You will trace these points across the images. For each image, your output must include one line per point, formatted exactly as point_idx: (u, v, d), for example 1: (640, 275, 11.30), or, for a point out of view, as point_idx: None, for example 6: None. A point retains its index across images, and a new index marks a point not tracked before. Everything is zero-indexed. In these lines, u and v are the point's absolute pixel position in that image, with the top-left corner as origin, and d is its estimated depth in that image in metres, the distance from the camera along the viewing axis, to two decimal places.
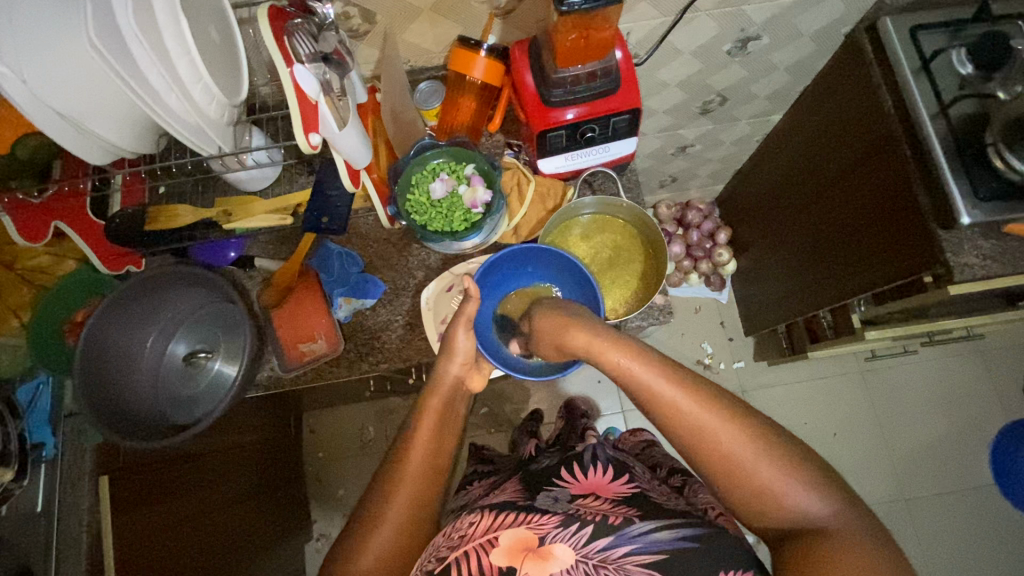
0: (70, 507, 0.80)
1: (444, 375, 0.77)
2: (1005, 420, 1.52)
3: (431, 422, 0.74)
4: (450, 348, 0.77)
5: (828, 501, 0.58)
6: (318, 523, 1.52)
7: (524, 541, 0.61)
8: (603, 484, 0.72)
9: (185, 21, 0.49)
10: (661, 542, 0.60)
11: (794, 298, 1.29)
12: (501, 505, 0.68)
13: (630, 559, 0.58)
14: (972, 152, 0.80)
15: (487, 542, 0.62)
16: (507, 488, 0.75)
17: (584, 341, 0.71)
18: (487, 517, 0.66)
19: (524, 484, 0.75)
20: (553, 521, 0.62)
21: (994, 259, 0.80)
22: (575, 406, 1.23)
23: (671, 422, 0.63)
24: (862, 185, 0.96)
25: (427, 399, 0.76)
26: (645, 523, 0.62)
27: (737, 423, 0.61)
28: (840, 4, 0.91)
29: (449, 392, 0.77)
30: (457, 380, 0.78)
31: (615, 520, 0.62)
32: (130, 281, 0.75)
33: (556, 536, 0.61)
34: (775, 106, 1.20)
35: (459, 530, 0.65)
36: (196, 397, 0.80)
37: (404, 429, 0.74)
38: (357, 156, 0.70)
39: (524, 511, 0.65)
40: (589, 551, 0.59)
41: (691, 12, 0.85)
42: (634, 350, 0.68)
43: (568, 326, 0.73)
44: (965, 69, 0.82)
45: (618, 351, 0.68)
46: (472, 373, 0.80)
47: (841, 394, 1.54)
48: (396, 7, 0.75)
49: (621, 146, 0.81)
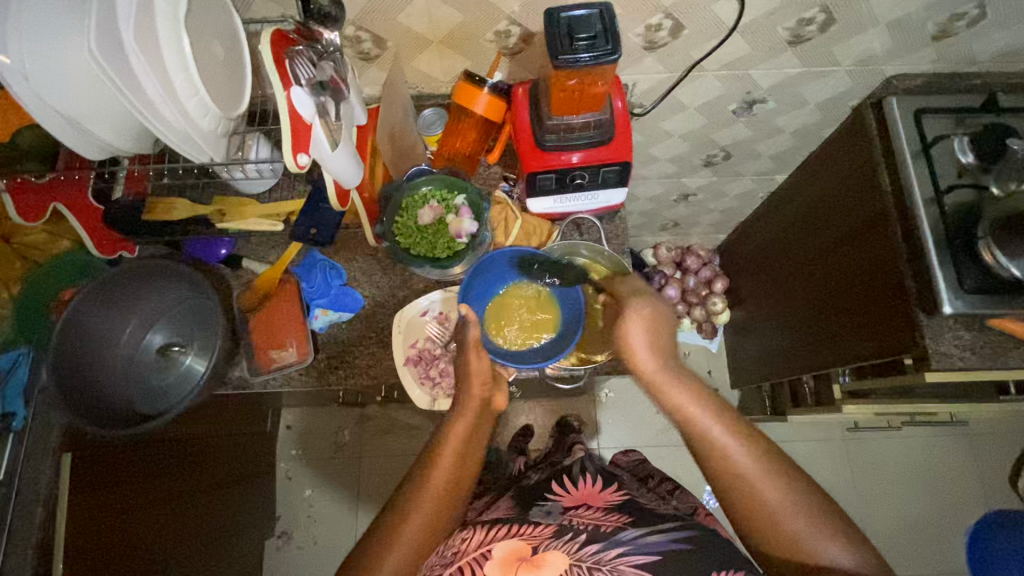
0: (28, 481, 0.80)
1: (470, 397, 0.72)
2: (986, 509, 1.48)
3: (464, 425, 0.69)
4: (466, 372, 0.74)
5: (842, 548, 0.56)
6: (281, 521, 1.52)
7: (518, 551, 0.60)
8: (593, 494, 0.73)
9: (186, 38, 0.52)
10: (652, 545, 0.59)
11: (781, 358, 1.28)
12: (494, 521, 0.68)
13: (625, 560, 0.58)
14: (962, 241, 0.78)
15: (481, 556, 0.61)
16: (501, 504, 0.75)
17: (649, 375, 0.67)
18: (481, 532, 0.65)
19: (518, 500, 0.74)
20: (546, 532, 0.63)
21: (974, 352, 0.79)
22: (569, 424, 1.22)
23: (714, 469, 0.62)
24: (848, 258, 0.96)
25: (454, 422, 0.69)
26: (634, 531, 0.61)
27: (780, 475, 0.60)
28: (845, 78, 0.92)
29: (478, 414, 0.71)
30: (484, 402, 0.73)
31: (607, 528, 0.63)
32: (127, 265, 0.79)
33: (549, 545, 0.60)
34: (778, 166, 1.21)
35: (452, 546, 0.65)
36: (166, 390, 0.80)
37: (428, 447, 0.68)
38: (345, 176, 0.72)
39: (518, 523, 0.65)
40: (583, 554, 0.58)
41: (697, 70, 0.87)
42: (702, 395, 0.65)
43: (638, 350, 0.68)
44: (966, 158, 0.81)
45: (692, 395, 0.65)
46: (494, 391, 0.76)
47: (822, 459, 1.52)
48: (407, 36, 0.77)
49: (610, 195, 0.82)
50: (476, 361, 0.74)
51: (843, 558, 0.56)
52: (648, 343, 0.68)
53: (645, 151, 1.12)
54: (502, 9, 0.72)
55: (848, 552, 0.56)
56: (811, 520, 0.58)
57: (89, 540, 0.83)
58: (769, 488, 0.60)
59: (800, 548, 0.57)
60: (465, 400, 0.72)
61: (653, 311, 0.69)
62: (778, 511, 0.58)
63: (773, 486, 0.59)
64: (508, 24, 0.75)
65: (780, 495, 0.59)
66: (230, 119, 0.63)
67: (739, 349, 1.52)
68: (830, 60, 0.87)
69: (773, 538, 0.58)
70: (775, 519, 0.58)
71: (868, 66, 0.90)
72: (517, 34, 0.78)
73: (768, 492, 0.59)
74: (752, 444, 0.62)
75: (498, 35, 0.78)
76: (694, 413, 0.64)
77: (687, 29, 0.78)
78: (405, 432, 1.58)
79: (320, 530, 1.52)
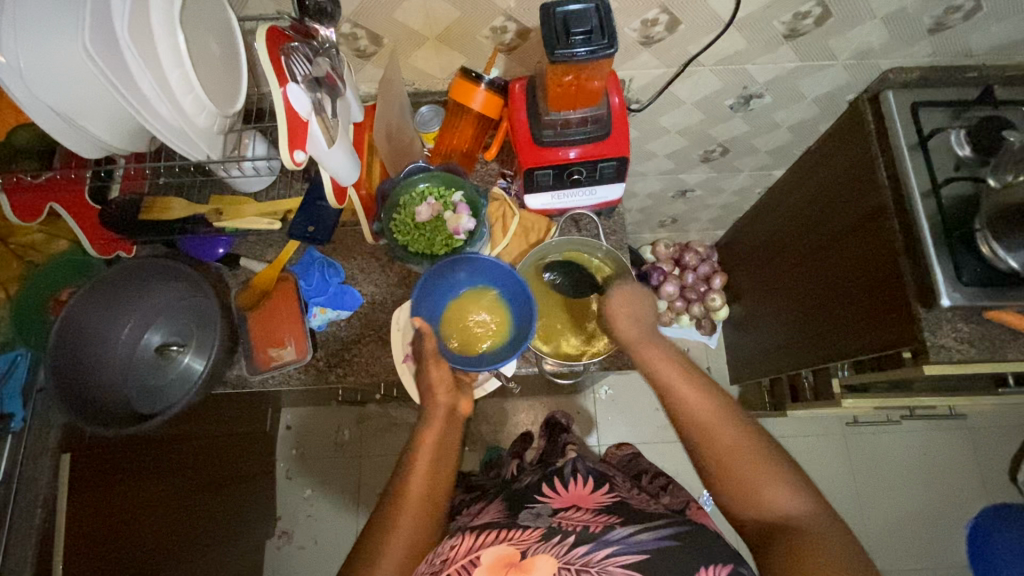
0: (29, 481, 0.80)
1: (434, 404, 0.73)
2: (985, 503, 1.48)
3: (433, 433, 0.70)
4: (429, 384, 0.75)
5: (793, 499, 0.59)
6: (282, 520, 1.52)
7: (506, 558, 0.60)
8: (584, 495, 0.72)
9: (180, 34, 0.51)
10: (640, 544, 0.59)
11: (780, 354, 1.28)
12: (482, 526, 0.67)
13: (612, 561, 0.58)
14: (960, 234, 0.79)
15: (470, 563, 0.60)
16: (490, 509, 0.75)
17: (629, 337, 0.71)
18: (468, 539, 0.64)
19: (507, 504, 0.73)
20: (535, 536, 0.62)
21: (972, 344, 0.79)
22: (556, 421, 1.19)
23: (680, 420, 0.65)
24: (846, 252, 0.97)
25: (422, 433, 0.70)
26: (624, 529, 0.61)
27: (739, 425, 0.63)
28: (842, 72, 0.92)
29: (445, 422, 0.71)
30: (450, 408, 0.73)
31: (595, 529, 0.62)
32: (113, 269, 0.77)
33: (538, 550, 0.60)
34: (776, 161, 1.21)
35: (440, 555, 0.62)
36: (165, 387, 0.81)
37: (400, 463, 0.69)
38: (343, 174, 0.72)
39: (506, 528, 0.65)
40: (570, 558, 0.58)
41: (693, 65, 0.87)
42: (673, 355, 0.69)
43: (621, 316, 0.73)
44: (963, 150, 0.81)
45: (658, 348, 0.70)
46: (460, 397, 0.75)
47: (822, 454, 1.52)
48: (403, 33, 0.77)
49: (608, 190, 0.82)
50: (436, 371, 0.75)
51: (800, 505, 0.58)
52: (631, 313, 0.73)
53: (642, 147, 1.12)
54: (498, 5, 0.72)
55: (798, 501, 0.59)
56: (764, 470, 0.60)
57: (89, 541, 0.83)
58: (728, 435, 0.62)
59: (753, 498, 0.60)
60: (432, 409, 0.72)
61: (635, 292, 0.74)
62: (736, 463, 0.61)
63: (732, 436, 0.62)
64: (504, 20, 0.75)
65: (736, 445, 0.62)
66: (227, 116, 0.62)
67: (738, 345, 1.52)
68: (827, 54, 0.87)
69: (729, 486, 0.61)
70: (731, 468, 0.61)
71: (865, 59, 0.90)
72: (514, 30, 0.77)
73: (727, 441, 0.62)
74: (713, 395, 0.65)
75: (495, 31, 0.77)
76: (660, 367, 0.68)
77: (683, 24, 0.78)
78: (405, 431, 1.57)
79: (320, 529, 1.52)
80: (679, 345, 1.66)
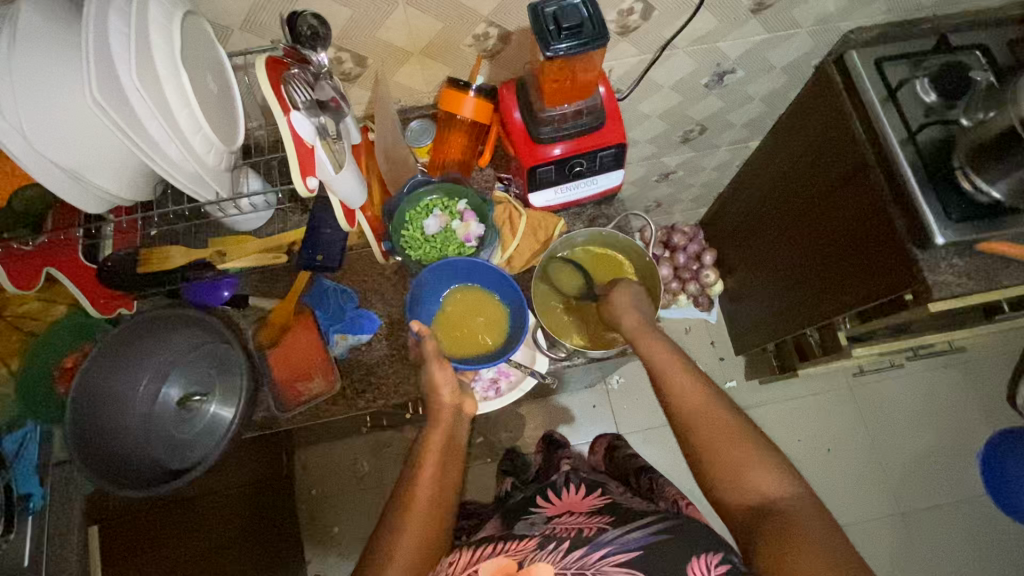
0: (58, 563, 0.77)
1: (440, 407, 0.74)
2: (991, 431, 1.54)
3: (439, 435, 0.73)
4: (431, 384, 0.74)
5: None
6: (313, 563, 1.48)
7: (505, 568, 0.60)
8: (576, 500, 0.73)
9: (186, 74, 0.51)
10: (634, 541, 0.60)
11: (783, 319, 1.31)
12: (480, 542, 0.68)
13: (607, 561, 0.58)
14: (941, 174, 0.83)
15: None
16: (487, 528, 0.77)
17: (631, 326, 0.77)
18: (466, 553, 0.65)
19: (504, 518, 0.76)
20: (530, 545, 0.62)
21: (969, 276, 0.83)
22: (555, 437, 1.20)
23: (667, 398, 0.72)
24: (830, 210, 1.01)
25: (429, 435, 0.73)
26: (614, 530, 0.62)
27: None
28: (806, 38, 0.96)
29: (450, 425, 0.74)
30: (455, 410, 0.75)
31: (589, 532, 0.63)
32: (127, 323, 0.75)
33: (533, 558, 0.60)
34: (751, 132, 1.24)
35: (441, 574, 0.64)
36: (190, 441, 0.77)
37: (404, 474, 0.70)
38: (352, 197, 0.71)
39: (502, 541, 0.65)
40: (567, 562, 0.59)
41: (669, 49, 0.90)
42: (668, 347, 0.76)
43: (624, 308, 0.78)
44: (930, 97, 0.85)
45: (652, 339, 0.76)
46: (464, 398, 0.77)
47: (831, 408, 1.57)
48: (387, 51, 0.77)
49: (608, 178, 0.85)
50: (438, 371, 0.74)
51: (777, 479, 0.62)
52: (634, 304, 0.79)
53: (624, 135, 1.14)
54: (481, 13, 0.73)
55: None
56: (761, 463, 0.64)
57: None
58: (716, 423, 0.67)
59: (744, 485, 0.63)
60: (438, 412, 0.74)
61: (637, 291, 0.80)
62: None
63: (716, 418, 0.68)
64: (485, 26, 0.76)
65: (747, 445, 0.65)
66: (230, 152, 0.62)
67: (738, 316, 1.55)
68: (792, 23, 0.91)
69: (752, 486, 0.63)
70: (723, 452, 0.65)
71: (826, 24, 0.94)
72: (495, 35, 0.79)
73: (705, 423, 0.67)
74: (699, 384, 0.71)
75: (477, 38, 0.78)
76: (656, 358, 0.74)
77: (656, 10, 0.81)
78: None
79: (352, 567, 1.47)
80: (681, 325, 1.68)
